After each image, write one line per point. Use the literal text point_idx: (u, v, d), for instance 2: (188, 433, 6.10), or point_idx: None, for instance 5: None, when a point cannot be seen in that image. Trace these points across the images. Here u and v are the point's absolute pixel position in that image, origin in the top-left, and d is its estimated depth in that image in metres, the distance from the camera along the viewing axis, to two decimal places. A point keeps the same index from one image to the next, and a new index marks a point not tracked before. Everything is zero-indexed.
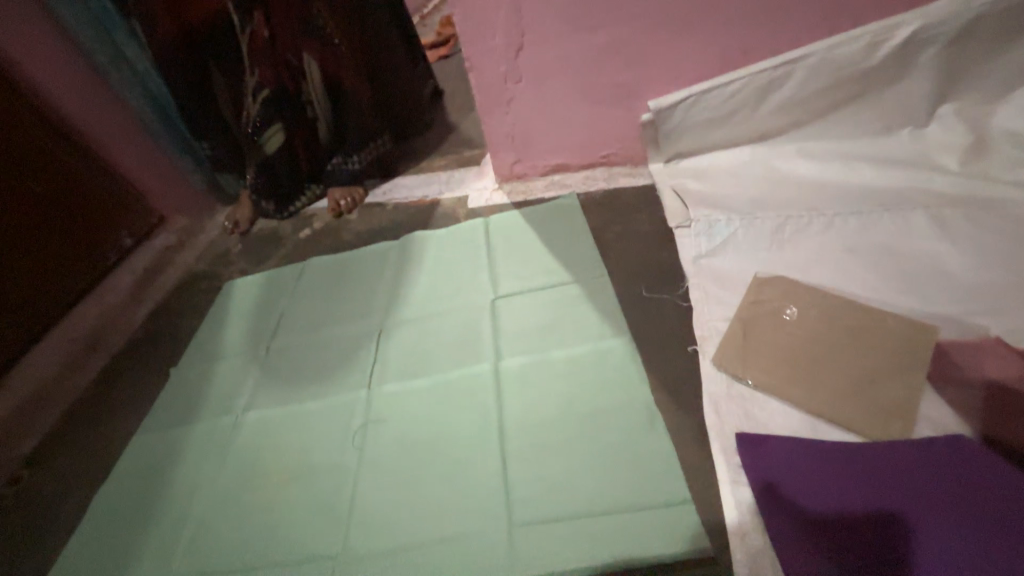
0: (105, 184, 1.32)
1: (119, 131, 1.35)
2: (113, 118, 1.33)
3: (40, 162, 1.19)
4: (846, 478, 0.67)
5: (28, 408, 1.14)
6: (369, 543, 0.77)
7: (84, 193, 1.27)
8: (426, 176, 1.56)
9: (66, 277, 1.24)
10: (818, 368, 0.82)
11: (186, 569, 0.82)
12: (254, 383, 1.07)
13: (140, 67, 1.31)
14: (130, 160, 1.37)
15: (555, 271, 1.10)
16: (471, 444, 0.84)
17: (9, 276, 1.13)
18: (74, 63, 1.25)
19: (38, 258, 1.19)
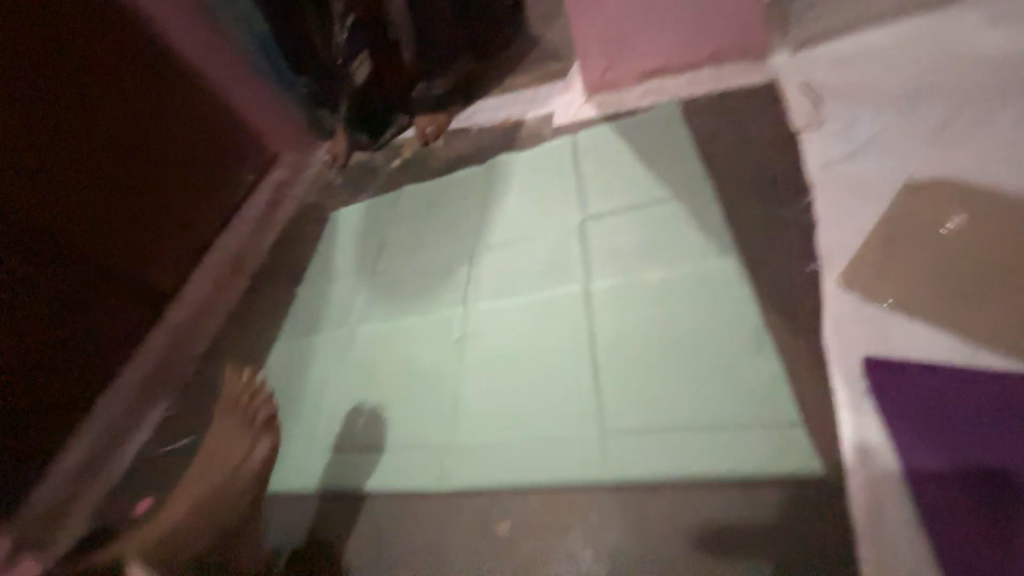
0: (223, 122, 1.42)
1: (227, 68, 1.41)
2: (220, 55, 1.40)
3: (172, 100, 1.28)
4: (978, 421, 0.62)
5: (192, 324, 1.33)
6: (470, 439, 0.85)
7: (210, 129, 1.37)
8: (510, 96, 1.48)
9: (208, 207, 1.37)
10: (981, 288, 0.70)
11: (322, 447, 0.98)
12: (363, 301, 1.19)
13: (243, 3, 1.40)
14: (240, 97, 1.45)
15: (652, 186, 1.02)
16: (563, 358, 0.86)
17: (174, 202, 1.28)
18: (183, 0, 1.30)
19: (191, 190, 1.33)
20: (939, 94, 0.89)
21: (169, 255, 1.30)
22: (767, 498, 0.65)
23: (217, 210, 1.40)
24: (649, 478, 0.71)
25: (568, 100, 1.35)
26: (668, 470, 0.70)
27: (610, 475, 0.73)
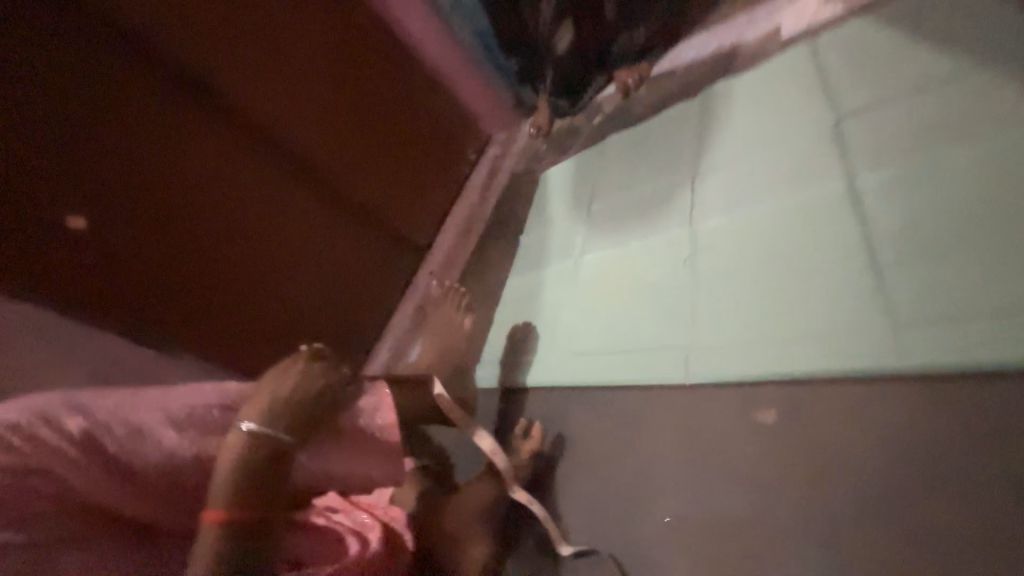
0: (450, 114, 1.73)
1: (460, 68, 1.71)
2: (456, 58, 1.70)
3: (411, 105, 1.64)
4: None
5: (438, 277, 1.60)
6: (721, 340, 0.85)
7: (440, 124, 1.71)
8: (721, 26, 1.40)
9: (432, 188, 1.69)
10: None
11: (564, 354, 1.11)
12: (585, 236, 1.29)
13: (468, 4, 1.61)
14: (466, 90, 1.74)
15: (935, 64, 0.86)
16: (832, 256, 0.80)
17: (385, 185, 1.56)
18: (430, 18, 1.62)
19: (415, 176, 1.64)
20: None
21: (417, 222, 1.65)
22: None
23: (451, 180, 1.73)
24: (967, 365, 0.65)
25: (798, 7, 1.20)
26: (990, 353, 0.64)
27: (903, 362, 0.69)
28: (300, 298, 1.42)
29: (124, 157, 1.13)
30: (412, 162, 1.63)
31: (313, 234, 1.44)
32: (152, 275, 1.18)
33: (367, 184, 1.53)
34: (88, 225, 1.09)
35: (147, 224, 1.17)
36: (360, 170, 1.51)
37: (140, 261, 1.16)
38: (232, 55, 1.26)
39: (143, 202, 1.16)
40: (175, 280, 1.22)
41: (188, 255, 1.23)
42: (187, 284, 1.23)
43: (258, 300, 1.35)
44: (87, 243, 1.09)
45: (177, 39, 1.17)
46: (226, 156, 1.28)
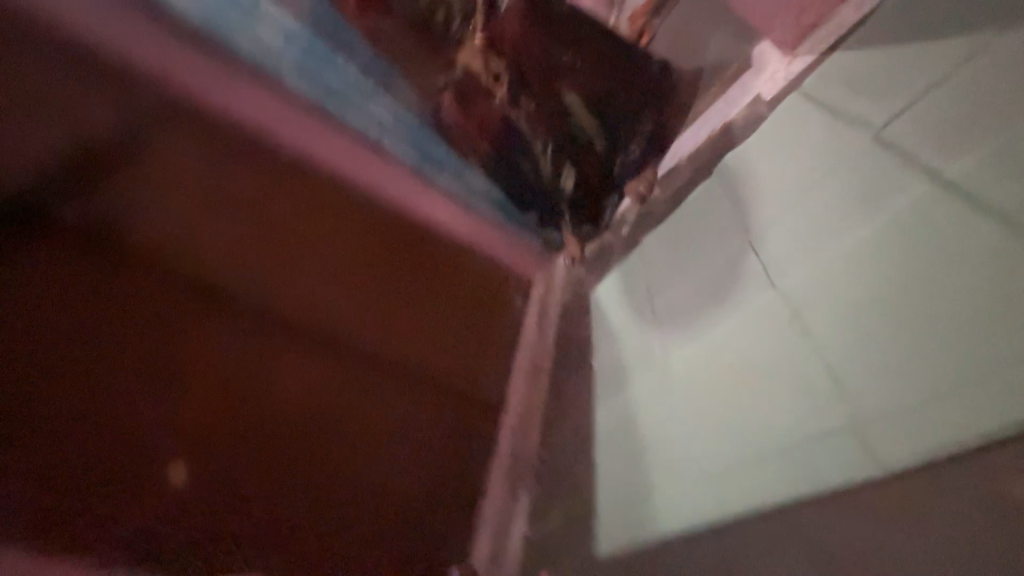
0: (489, 270, 1.69)
1: (484, 231, 1.72)
2: (479, 225, 1.72)
3: (453, 277, 1.60)
4: None
5: (518, 428, 1.47)
6: (892, 400, 0.71)
7: (484, 276, 1.67)
8: (701, 118, 1.52)
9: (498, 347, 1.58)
10: None
11: (707, 472, 0.94)
12: (660, 337, 1.19)
13: (474, 182, 1.71)
14: (500, 249, 1.73)
15: (939, 53, 0.85)
16: (963, 261, 0.70)
17: (460, 354, 1.50)
18: (448, 199, 1.68)
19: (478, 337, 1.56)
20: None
21: (490, 378, 1.53)
22: None
23: (499, 323, 1.61)
24: None
25: (769, 75, 1.30)
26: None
27: None
28: (360, 479, 1.24)
29: (199, 384, 1.13)
30: (451, 304, 1.55)
31: (362, 408, 1.29)
32: (231, 498, 1.10)
33: (413, 353, 1.42)
34: (190, 473, 1.08)
35: (211, 442, 1.11)
36: (413, 329, 1.45)
37: (222, 485, 1.09)
38: (290, 259, 1.33)
39: (242, 443, 1.14)
40: (250, 497, 1.11)
41: (259, 463, 1.15)
42: (265, 492, 1.13)
43: (331, 490, 1.20)
44: (154, 481, 1.04)
45: (247, 272, 1.26)
46: (301, 359, 1.25)
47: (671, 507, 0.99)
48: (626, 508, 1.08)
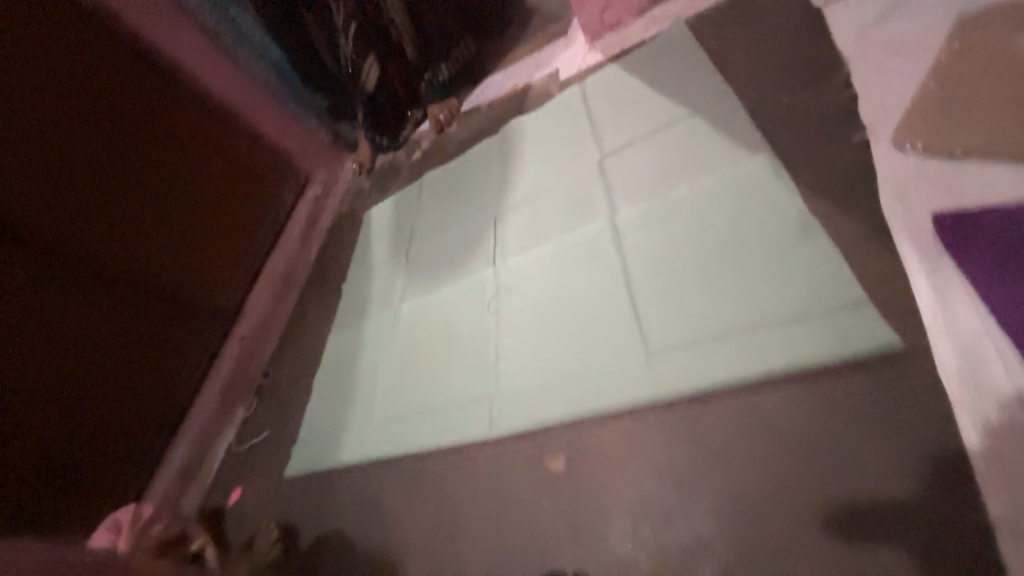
0: (267, 152, 1.51)
1: (260, 106, 1.49)
2: (248, 95, 1.46)
3: (227, 150, 1.39)
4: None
5: (254, 339, 1.36)
6: (516, 384, 0.81)
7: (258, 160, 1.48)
8: (514, 67, 1.47)
9: (255, 242, 1.44)
10: None
11: (381, 412, 1.00)
12: (403, 283, 1.22)
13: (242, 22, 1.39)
14: (272, 126, 1.51)
15: (668, 107, 0.96)
16: (601, 289, 0.81)
17: (215, 252, 1.33)
18: (196, 39, 1.33)
19: (240, 230, 1.40)
20: None
21: (228, 283, 1.36)
22: (801, 390, 0.58)
23: (259, 205, 1.47)
24: (689, 391, 0.64)
25: (571, 54, 1.31)
26: (727, 369, 0.62)
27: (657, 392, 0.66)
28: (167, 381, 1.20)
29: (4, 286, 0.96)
30: (233, 200, 1.38)
31: (158, 327, 1.19)
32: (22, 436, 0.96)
33: (198, 241, 1.29)
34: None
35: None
36: (216, 236, 1.34)
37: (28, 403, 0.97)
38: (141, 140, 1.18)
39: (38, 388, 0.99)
40: (37, 431, 0.98)
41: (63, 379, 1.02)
42: (55, 416, 1.00)
43: (122, 416, 1.11)
44: None
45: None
46: (131, 256, 1.15)
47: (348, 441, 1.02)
48: (309, 446, 1.09)
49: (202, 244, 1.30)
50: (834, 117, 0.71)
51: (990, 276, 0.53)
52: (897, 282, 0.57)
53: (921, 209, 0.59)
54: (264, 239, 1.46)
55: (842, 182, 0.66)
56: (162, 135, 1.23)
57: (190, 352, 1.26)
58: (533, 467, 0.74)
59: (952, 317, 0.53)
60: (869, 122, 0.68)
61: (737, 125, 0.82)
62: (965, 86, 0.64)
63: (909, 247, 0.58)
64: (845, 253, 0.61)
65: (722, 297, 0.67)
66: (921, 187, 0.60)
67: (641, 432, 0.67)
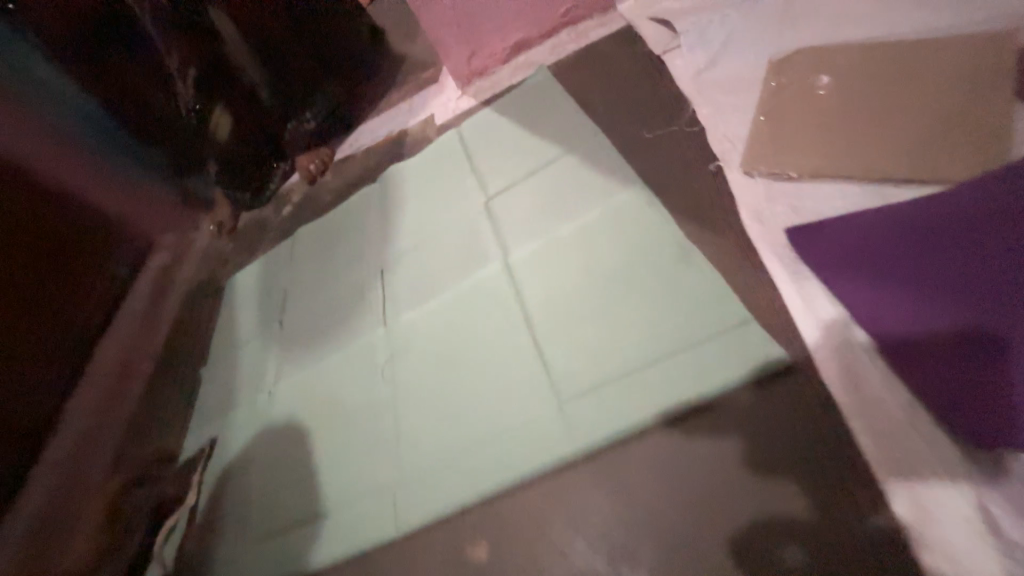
0: (89, 217, 1.23)
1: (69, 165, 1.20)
2: (46, 150, 1.16)
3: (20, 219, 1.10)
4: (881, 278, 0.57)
5: (84, 444, 1.04)
6: (421, 462, 0.70)
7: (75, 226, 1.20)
8: (386, 113, 1.42)
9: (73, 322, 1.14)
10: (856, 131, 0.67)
11: (261, 524, 0.81)
12: (276, 358, 1.03)
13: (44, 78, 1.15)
14: (88, 185, 1.23)
15: (543, 147, 0.97)
16: (501, 336, 0.75)
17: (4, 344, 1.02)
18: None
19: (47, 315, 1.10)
20: None
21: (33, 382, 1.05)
22: (713, 416, 0.57)
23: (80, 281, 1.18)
24: (608, 437, 0.60)
25: (443, 99, 1.30)
26: (640, 408, 0.60)
27: (577, 444, 0.61)
28: None
29: None
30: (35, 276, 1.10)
31: None
32: None
33: None
34: None
35: None
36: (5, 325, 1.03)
37: None
38: None
39: None
40: None
41: None
42: None
43: None
44: None
45: None
46: None
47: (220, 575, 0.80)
48: None
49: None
50: (689, 148, 0.77)
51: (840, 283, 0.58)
52: (770, 298, 0.61)
53: (774, 226, 0.65)
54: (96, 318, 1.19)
55: (706, 208, 0.70)
56: None
57: None
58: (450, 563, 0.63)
59: (824, 325, 0.58)
60: (717, 151, 0.74)
61: (606, 160, 0.85)
62: (790, 117, 0.72)
63: (774, 263, 0.63)
64: (722, 275, 0.63)
65: (623, 332, 0.65)
66: (773, 206, 0.66)
67: (560, 496, 0.61)
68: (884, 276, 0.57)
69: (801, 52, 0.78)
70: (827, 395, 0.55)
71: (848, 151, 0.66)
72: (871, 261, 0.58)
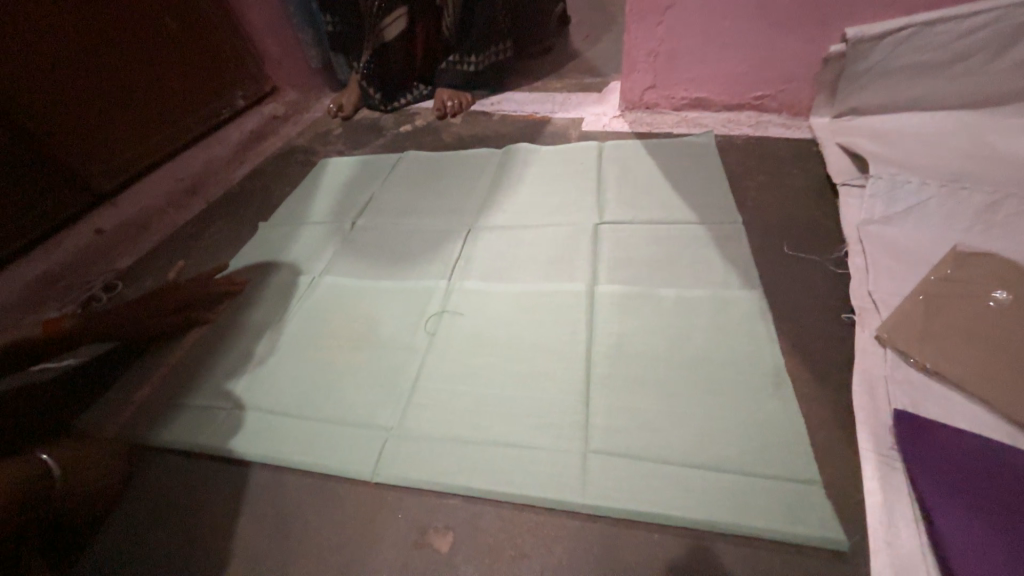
0: (236, 43, 1.37)
1: (272, 24, 1.43)
2: (268, 10, 1.40)
3: (235, 53, 1.37)
4: (971, 504, 0.50)
5: (132, 230, 1.14)
6: (425, 426, 0.68)
7: (199, 42, 1.27)
8: (540, 95, 1.42)
9: (173, 124, 1.24)
10: (1015, 360, 0.60)
11: (242, 394, 0.78)
12: (333, 251, 1.02)
13: None
14: (275, 47, 1.46)
15: (676, 205, 0.94)
16: (557, 356, 0.73)
17: (189, 140, 1.28)
18: None
19: (156, 109, 1.20)
20: (976, 165, 0.85)
21: (147, 163, 1.20)
22: (738, 551, 0.53)
23: (259, 118, 1.43)
24: (620, 512, 0.57)
25: (599, 110, 1.29)
26: (665, 504, 0.56)
27: (590, 500, 0.58)
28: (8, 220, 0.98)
29: None
30: (221, 96, 1.35)
31: (114, 182, 1.13)
32: None
33: (195, 131, 1.30)
34: None
35: None
36: (205, 132, 1.32)
37: None
38: (144, 9, 1.13)
39: None
40: None
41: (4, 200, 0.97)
42: None
43: None
44: None
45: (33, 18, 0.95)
46: (70, 100, 1.03)
47: (177, 416, 0.77)
48: (127, 388, 0.82)
49: (186, 130, 1.27)
50: (825, 291, 0.75)
51: (926, 482, 0.52)
52: (847, 474, 0.56)
53: (883, 404, 0.60)
54: (227, 130, 1.37)
55: (817, 356, 0.67)
56: (202, 36, 1.27)
57: (63, 206, 1.06)
58: (407, 535, 0.60)
59: (894, 523, 0.51)
60: (856, 305, 0.70)
61: (735, 253, 0.82)
62: (951, 312, 0.66)
63: (866, 440, 0.57)
64: (804, 426, 0.60)
65: (684, 424, 0.62)
66: (894, 389, 0.61)
67: (540, 537, 0.57)
68: (982, 511, 0.49)
69: (992, 257, 0.71)
70: None
71: (1007, 380, 0.58)
72: (974, 492, 0.50)
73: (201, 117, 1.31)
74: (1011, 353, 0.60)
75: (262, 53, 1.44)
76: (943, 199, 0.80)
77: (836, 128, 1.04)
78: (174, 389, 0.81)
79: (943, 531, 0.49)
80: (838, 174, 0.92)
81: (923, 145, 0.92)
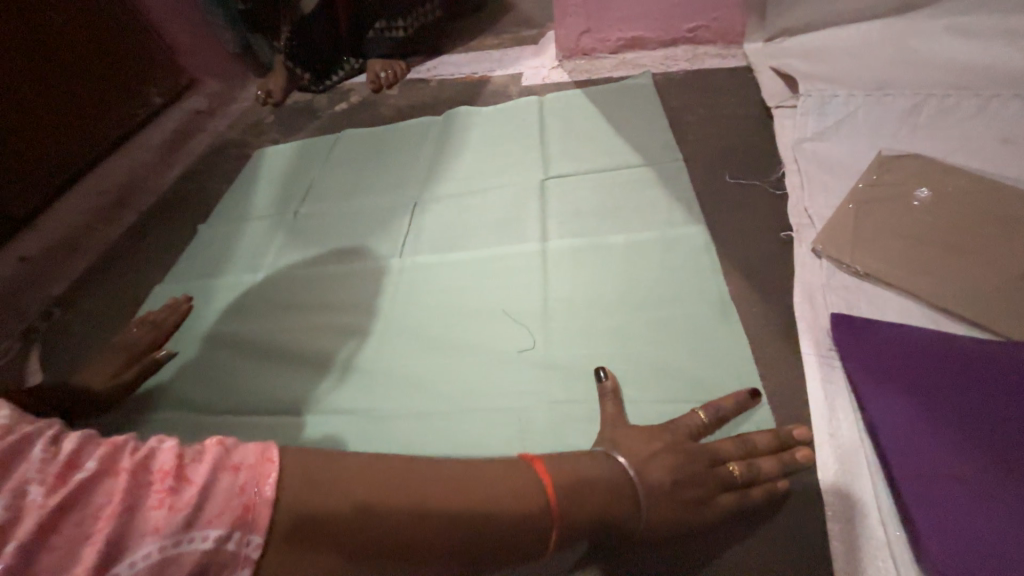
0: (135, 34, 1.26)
1: (174, 9, 1.31)
2: None
3: (138, 47, 1.27)
4: (906, 392, 0.53)
5: (60, 253, 1.07)
6: (394, 402, 0.69)
7: (93, 39, 1.16)
8: (475, 54, 1.36)
9: (84, 132, 1.16)
10: (938, 253, 0.63)
11: (206, 400, 0.76)
12: (280, 244, 0.98)
13: None
14: (184, 35, 1.35)
15: (621, 151, 0.93)
16: (514, 315, 0.73)
17: (106, 146, 1.20)
18: None
19: (59, 117, 1.11)
20: (899, 72, 0.87)
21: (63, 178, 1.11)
22: None
23: (180, 115, 1.34)
24: None
25: (537, 63, 1.25)
26: None
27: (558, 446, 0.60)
28: None
29: None
30: (132, 95, 1.26)
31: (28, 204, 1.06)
32: None
33: (111, 137, 1.21)
34: None
35: None
36: (123, 136, 1.23)
37: None
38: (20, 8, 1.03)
39: None
40: None
41: None
42: None
43: None
44: None
45: None
46: None
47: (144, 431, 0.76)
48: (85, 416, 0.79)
49: (100, 137, 1.19)
50: (767, 214, 0.76)
51: (864, 376, 0.55)
52: (793, 383, 0.59)
53: (822, 312, 0.63)
54: (148, 132, 1.28)
55: (762, 278, 0.69)
56: (95, 30, 1.17)
57: None
58: None
59: (835, 417, 0.55)
60: (793, 224, 0.72)
61: (679, 190, 0.82)
62: (882, 216, 0.68)
63: (808, 345, 0.61)
64: (750, 348, 0.63)
65: (640, 362, 0.64)
66: (831, 296, 0.63)
67: None
68: (916, 397, 0.53)
69: (914, 158, 0.73)
70: (818, 494, 0.52)
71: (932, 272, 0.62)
72: (906, 380, 0.54)
73: (115, 120, 1.22)
74: (933, 246, 0.64)
75: (172, 43, 1.34)
76: (870, 110, 0.82)
77: (769, 51, 1.04)
78: (138, 409, 0.79)
79: (878, 420, 0.53)
80: (772, 98, 0.93)
81: (851, 58, 0.93)
